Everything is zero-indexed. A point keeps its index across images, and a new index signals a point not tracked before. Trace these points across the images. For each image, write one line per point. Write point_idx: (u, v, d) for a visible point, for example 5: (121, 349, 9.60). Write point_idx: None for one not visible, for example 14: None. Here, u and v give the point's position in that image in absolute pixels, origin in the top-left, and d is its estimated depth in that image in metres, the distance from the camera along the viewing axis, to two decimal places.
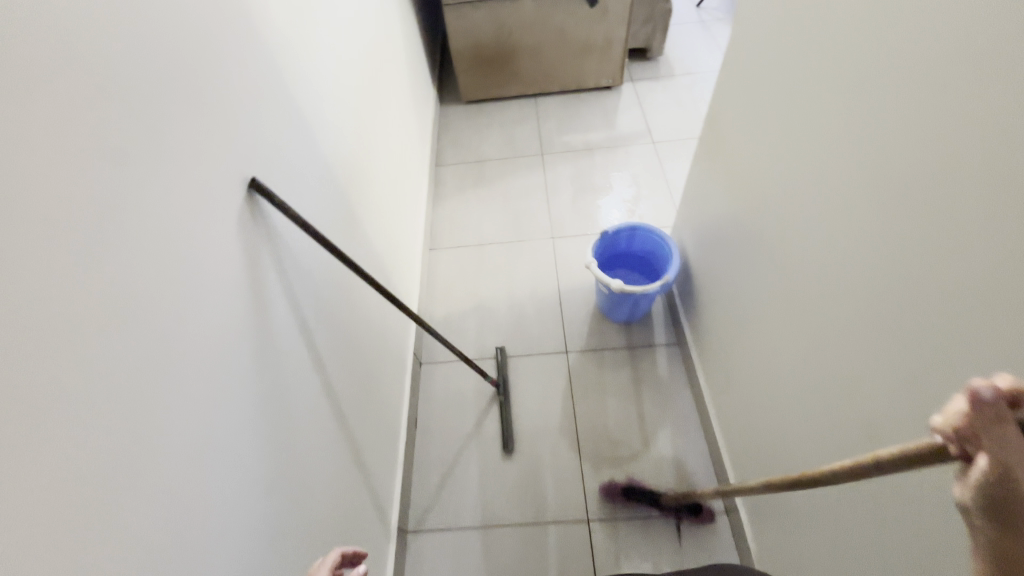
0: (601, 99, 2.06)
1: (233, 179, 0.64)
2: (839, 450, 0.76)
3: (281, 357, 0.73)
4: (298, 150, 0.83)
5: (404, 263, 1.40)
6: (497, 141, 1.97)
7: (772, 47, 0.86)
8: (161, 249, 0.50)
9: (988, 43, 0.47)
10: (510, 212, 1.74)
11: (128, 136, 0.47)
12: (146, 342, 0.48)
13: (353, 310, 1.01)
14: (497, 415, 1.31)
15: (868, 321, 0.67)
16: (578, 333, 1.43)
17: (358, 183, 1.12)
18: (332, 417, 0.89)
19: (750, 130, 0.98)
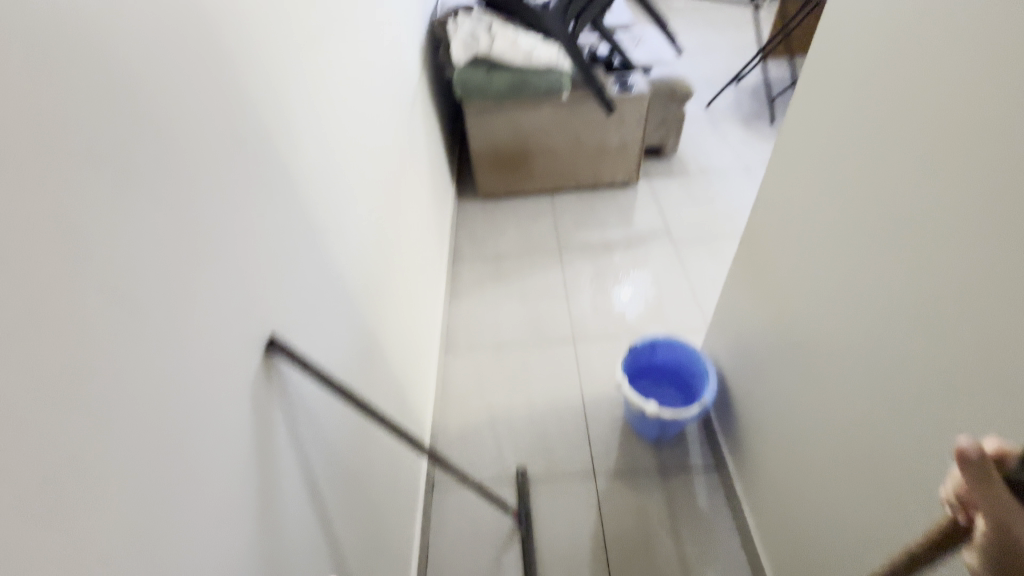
0: (616, 195, 2.08)
1: (250, 340, 0.59)
2: (870, 458, 0.77)
3: (283, 534, 0.64)
4: (318, 286, 0.79)
5: (418, 374, 1.33)
6: (514, 236, 1.97)
7: (810, 181, 0.84)
8: (210, 233, 0.53)
9: (988, 47, 0.52)
10: (528, 312, 1.69)
11: (133, 341, 0.42)
12: (182, 334, 0.48)
13: (365, 447, 0.92)
14: (518, 553, 1.17)
15: (887, 326, 0.70)
16: (605, 453, 1.31)
17: (376, 302, 1.07)
18: None
19: (788, 256, 0.93)
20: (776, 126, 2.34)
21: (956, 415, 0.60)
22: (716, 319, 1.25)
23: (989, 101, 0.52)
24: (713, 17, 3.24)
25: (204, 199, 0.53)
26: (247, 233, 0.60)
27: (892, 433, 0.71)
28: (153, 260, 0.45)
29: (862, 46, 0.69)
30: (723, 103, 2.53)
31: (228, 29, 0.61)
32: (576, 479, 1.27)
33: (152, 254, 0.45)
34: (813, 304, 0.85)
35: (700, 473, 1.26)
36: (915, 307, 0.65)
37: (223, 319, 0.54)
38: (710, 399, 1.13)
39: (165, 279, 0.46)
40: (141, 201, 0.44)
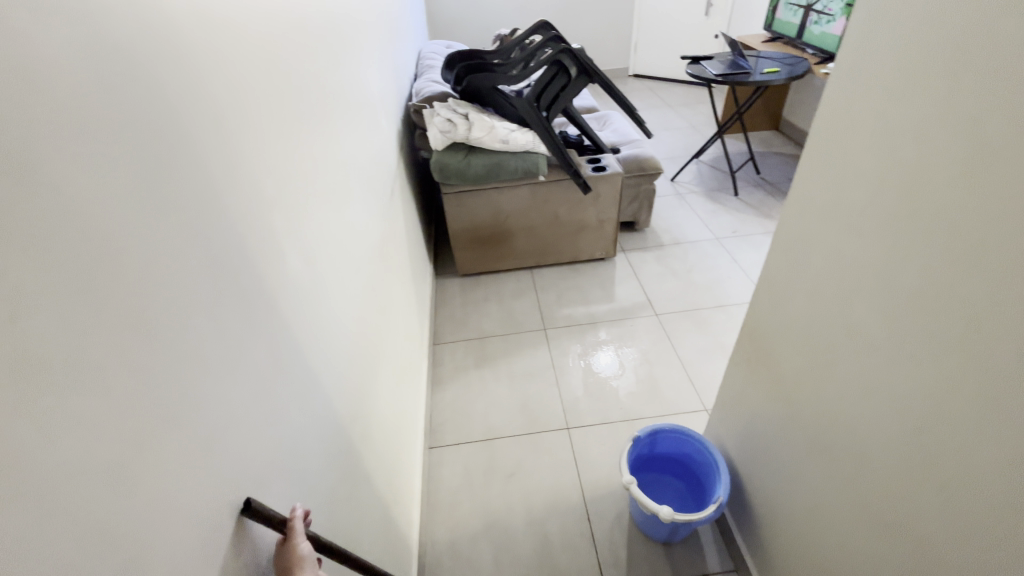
0: (596, 270, 2.09)
1: (225, 494, 0.49)
2: (887, 516, 0.72)
3: None
4: (298, 418, 0.69)
5: (401, 480, 1.20)
6: (497, 315, 1.91)
7: (804, 266, 0.83)
8: (201, 300, 0.48)
9: (937, 97, 0.55)
10: (518, 398, 1.59)
11: (77, 566, 0.32)
12: (165, 422, 0.41)
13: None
14: None
15: (890, 377, 0.68)
16: (614, 558, 1.19)
17: (357, 408, 0.97)
18: None
19: (790, 343, 0.91)
20: (741, 197, 2.46)
21: (971, 460, 0.57)
22: (719, 404, 1.20)
23: (950, 147, 0.54)
24: (669, 98, 3.50)
25: (177, 366, 0.43)
26: (230, 384, 0.51)
27: (908, 487, 0.67)
28: (102, 460, 0.34)
29: (838, 140, 0.71)
30: (688, 176, 2.65)
31: (219, 100, 0.57)
32: None
33: (103, 451, 0.34)
34: (829, 394, 0.81)
35: None
36: (949, 428, 0.60)
37: (193, 517, 0.42)
38: (725, 496, 1.02)
39: (115, 479, 0.35)
40: (83, 396, 0.33)
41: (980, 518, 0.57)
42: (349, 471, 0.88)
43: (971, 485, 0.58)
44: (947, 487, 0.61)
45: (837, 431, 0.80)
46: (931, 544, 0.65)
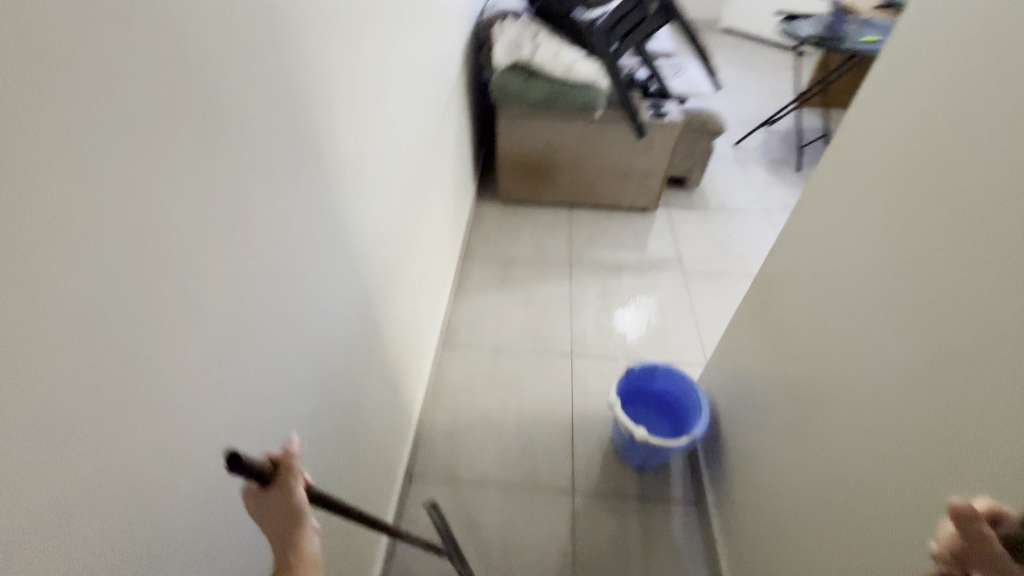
0: (634, 219, 2.09)
1: (267, 296, 0.59)
2: (847, 462, 0.76)
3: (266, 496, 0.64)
4: (335, 275, 0.79)
5: (411, 362, 1.33)
6: (528, 245, 1.96)
7: (826, 221, 0.84)
8: (262, 124, 0.56)
9: (1002, 37, 0.53)
10: (532, 322, 1.68)
11: (152, 286, 0.41)
12: (221, 215, 0.50)
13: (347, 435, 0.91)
14: (482, 552, 1.17)
15: (884, 330, 0.70)
16: (587, 470, 1.30)
17: (384, 283, 1.07)
18: None
19: (795, 299, 0.93)
20: (802, 175, 2.35)
21: (940, 404, 0.60)
22: (717, 357, 1.25)
23: (1001, 93, 0.53)
24: (756, 58, 3.26)
25: (234, 193, 0.51)
26: (272, 226, 0.59)
27: (874, 432, 0.71)
28: (179, 216, 0.44)
29: (891, 89, 0.69)
30: (753, 144, 2.54)
31: None
32: (554, 497, 1.26)
33: (180, 209, 0.44)
34: (819, 346, 0.85)
35: (679, 508, 1.24)
36: (924, 376, 0.62)
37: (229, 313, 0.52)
38: (698, 434, 1.09)
39: (185, 236, 0.45)
40: (168, 160, 0.42)
41: (931, 464, 0.61)
42: (369, 340, 1.00)
43: (933, 431, 0.61)
44: (910, 432, 0.64)
45: (818, 383, 0.84)
46: (879, 484, 0.69)
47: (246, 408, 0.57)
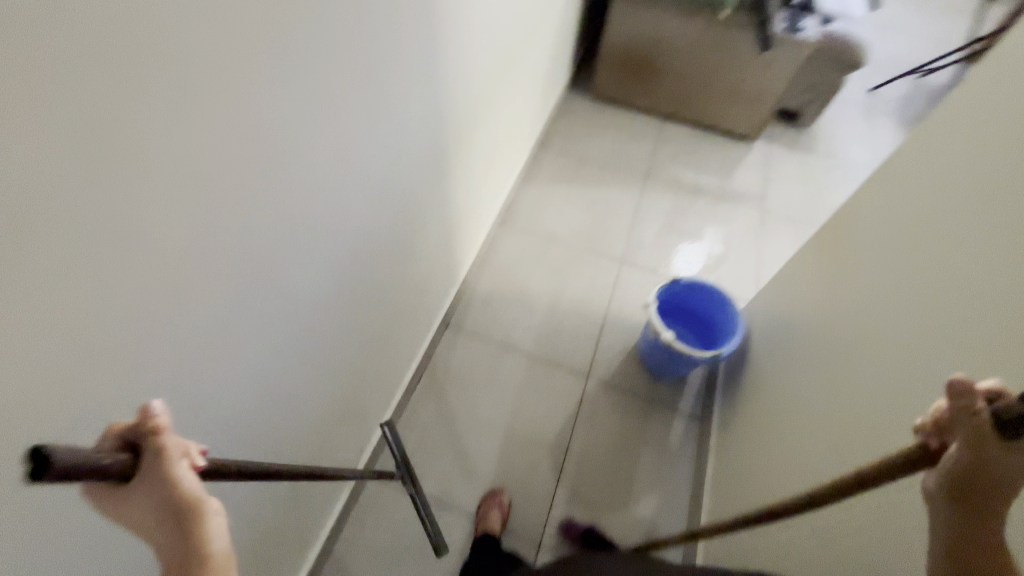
0: (727, 146, 1.94)
1: (367, 78, 0.63)
2: (871, 387, 0.76)
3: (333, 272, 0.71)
4: (424, 101, 0.81)
5: (472, 221, 1.38)
6: (608, 146, 1.88)
7: (960, 146, 0.75)
8: None
9: None
10: (591, 219, 1.66)
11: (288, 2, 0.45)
12: None
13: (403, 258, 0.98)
14: (492, 403, 1.27)
15: (976, 260, 0.65)
16: (608, 364, 1.34)
17: (467, 129, 1.09)
18: (347, 347, 0.85)
19: (882, 232, 0.87)
20: None
21: (1005, 333, 0.57)
22: (771, 290, 1.21)
23: None
24: None
25: None
26: (381, 29, 0.62)
27: (915, 360, 0.69)
28: None
29: None
30: (890, 95, 2.22)
31: None
32: (570, 377, 1.32)
33: None
34: (889, 278, 0.81)
35: (684, 418, 1.27)
36: (1001, 305, 0.59)
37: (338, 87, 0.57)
38: (726, 352, 1.11)
39: None
40: None
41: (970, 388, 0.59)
42: (441, 187, 1.05)
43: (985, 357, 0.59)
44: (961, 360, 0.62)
45: (874, 316, 0.81)
46: (900, 406, 0.69)
47: (336, 184, 0.63)
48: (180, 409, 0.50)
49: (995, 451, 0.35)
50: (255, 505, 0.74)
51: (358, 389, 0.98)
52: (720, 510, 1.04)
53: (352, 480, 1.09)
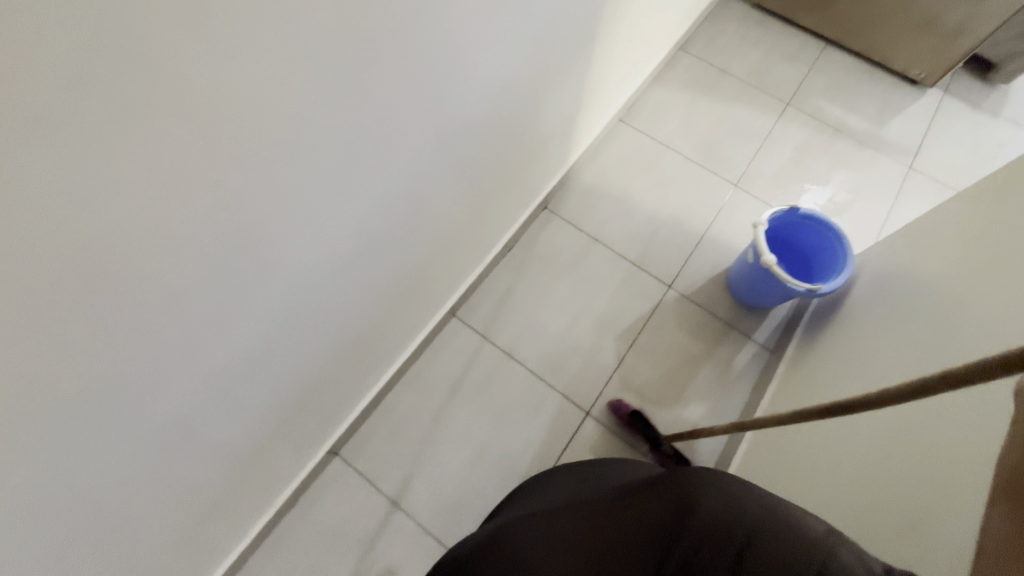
0: (893, 88, 1.71)
1: None
2: (978, 343, 0.75)
3: (452, 89, 0.77)
4: None
5: (593, 105, 1.36)
6: (755, 63, 1.72)
7: None
8: None
9: None
10: (714, 135, 1.57)
11: None
12: None
13: (513, 112, 1.01)
14: (572, 285, 1.32)
15: None
16: (693, 280, 1.35)
17: None
18: (451, 173, 0.93)
19: None
20: None
21: None
22: (899, 242, 1.13)
23: None
24: None
25: None
26: None
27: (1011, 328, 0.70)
28: None
29: None
30: None
31: None
32: (653, 281, 1.34)
33: None
34: None
35: (755, 346, 1.28)
36: None
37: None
38: (826, 289, 1.07)
39: None
40: None
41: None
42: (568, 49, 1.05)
43: None
44: None
45: (1014, 274, 0.76)
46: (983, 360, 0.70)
47: None
48: (325, 151, 0.59)
49: None
50: (358, 287, 0.86)
51: (454, 226, 1.06)
52: (765, 430, 1.08)
53: (439, 315, 1.22)
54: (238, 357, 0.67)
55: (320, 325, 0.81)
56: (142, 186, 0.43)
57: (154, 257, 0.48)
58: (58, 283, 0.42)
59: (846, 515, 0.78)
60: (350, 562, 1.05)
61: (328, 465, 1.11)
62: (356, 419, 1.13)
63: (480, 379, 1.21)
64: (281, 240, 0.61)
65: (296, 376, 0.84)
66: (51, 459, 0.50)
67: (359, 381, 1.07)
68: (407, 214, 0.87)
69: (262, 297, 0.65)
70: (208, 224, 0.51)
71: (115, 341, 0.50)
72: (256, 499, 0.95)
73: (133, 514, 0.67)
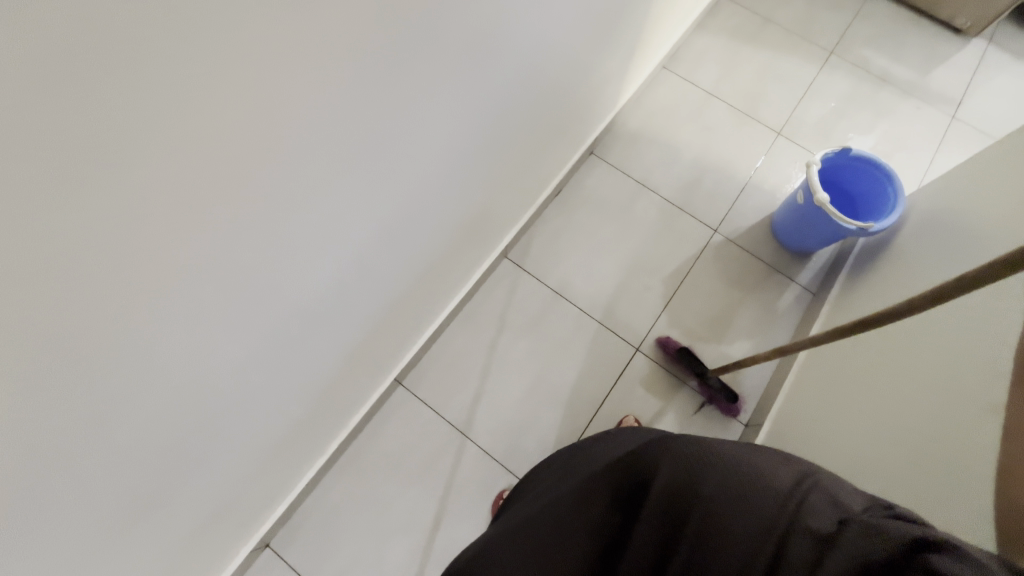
0: (937, 37, 1.69)
1: None
2: None
3: (536, 17, 0.78)
4: None
5: (642, 49, 1.36)
6: (798, 10, 1.70)
7: None
8: None
9: None
10: (757, 83, 1.57)
11: None
12: None
13: (579, 47, 1.01)
14: (619, 229, 1.35)
15: None
16: (737, 224, 1.38)
17: None
18: (521, 107, 0.95)
19: None
20: None
21: None
22: (948, 183, 1.15)
23: None
24: None
25: None
26: None
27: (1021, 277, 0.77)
28: None
29: None
30: None
31: None
32: (699, 225, 1.37)
33: None
34: None
35: (797, 288, 1.32)
36: None
37: None
38: (878, 227, 1.10)
39: None
40: None
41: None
42: None
43: None
44: None
45: None
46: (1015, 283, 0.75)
47: None
48: (430, 56, 0.61)
49: None
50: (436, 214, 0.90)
51: (515, 164, 1.08)
52: (806, 363, 1.13)
53: (493, 255, 1.26)
54: (340, 269, 0.71)
55: (399, 249, 0.84)
56: (292, 64, 0.44)
57: (283, 139, 0.48)
58: (197, 185, 0.43)
59: (889, 458, 0.77)
60: (418, 482, 1.12)
61: (392, 394, 1.18)
62: (417, 351, 1.18)
63: (533, 317, 1.26)
64: (389, 148, 0.65)
65: (376, 298, 0.88)
66: (180, 340, 0.52)
67: (423, 314, 1.12)
68: (482, 143, 0.89)
69: (365, 208, 0.68)
70: (329, 113, 0.52)
71: (240, 229, 0.50)
72: (331, 421, 1.01)
73: (229, 420, 0.68)
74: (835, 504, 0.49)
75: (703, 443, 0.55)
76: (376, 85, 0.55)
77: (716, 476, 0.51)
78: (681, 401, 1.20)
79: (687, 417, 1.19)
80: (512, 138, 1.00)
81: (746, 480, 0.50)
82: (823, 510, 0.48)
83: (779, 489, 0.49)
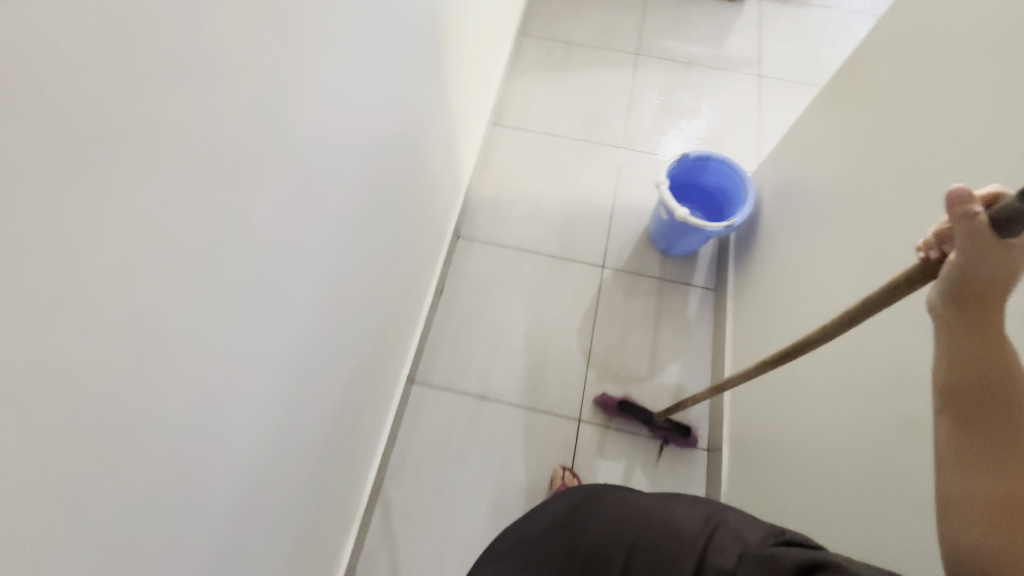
0: (719, 8, 1.81)
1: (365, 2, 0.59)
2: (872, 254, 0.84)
3: (355, 216, 0.72)
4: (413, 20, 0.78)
5: (467, 127, 1.33)
6: (594, 26, 1.75)
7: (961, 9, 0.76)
8: None
9: None
10: (585, 108, 1.59)
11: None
12: None
13: (405, 176, 0.94)
14: (515, 303, 1.30)
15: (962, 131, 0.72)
16: (620, 252, 1.37)
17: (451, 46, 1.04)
18: (374, 276, 0.87)
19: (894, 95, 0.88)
20: None
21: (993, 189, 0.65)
22: (782, 160, 1.22)
23: None
24: None
25: None
26: None
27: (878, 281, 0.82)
28: None
29: None
30: None
31: None
32: (588, 268, 1.35)
33: None
34: (896, 141, 0.85)
35: (698, 291, 1.33)
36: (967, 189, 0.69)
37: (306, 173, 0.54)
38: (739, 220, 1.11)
39: None
40: None
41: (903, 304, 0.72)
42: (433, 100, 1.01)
43: None
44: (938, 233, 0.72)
45: (890, 174, 0.85)
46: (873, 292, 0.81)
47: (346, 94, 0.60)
48: (239, 342, 0.50)
49: (988, 245, 0.46)
50: (326, 428, 0.79)
51: (387, 309, 1.00)
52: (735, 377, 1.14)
53: (400, 388, 1.15)
54: None
55: (291, 496, 0.72)
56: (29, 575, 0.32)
57: None
58: None
59: (823, 483, 0.80)
60: None
61: None
62: (359, 531, 1.04)
63: (466, 433, 1.17)
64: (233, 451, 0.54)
65: (282, 552, 0.74)
66: None
67: (349, 498, 0.99)
68: (347, 336, 0.80)
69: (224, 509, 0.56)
70: (125, 530, 0.41)
71: None
72: None
73: None
74: (737, 537, 0.58)
75: (629, 501, 0.65)
76: (169, 437, 0.43)
77: (641, 532, 0.61)
78: (641, 453, 1.16)
79: (652, 466, 1.15)
80: (375, 298, 0.91)
81: (661, 531, 0.60)
82: (726, 547, 0.57)
83: (688, 536, 0.59)
